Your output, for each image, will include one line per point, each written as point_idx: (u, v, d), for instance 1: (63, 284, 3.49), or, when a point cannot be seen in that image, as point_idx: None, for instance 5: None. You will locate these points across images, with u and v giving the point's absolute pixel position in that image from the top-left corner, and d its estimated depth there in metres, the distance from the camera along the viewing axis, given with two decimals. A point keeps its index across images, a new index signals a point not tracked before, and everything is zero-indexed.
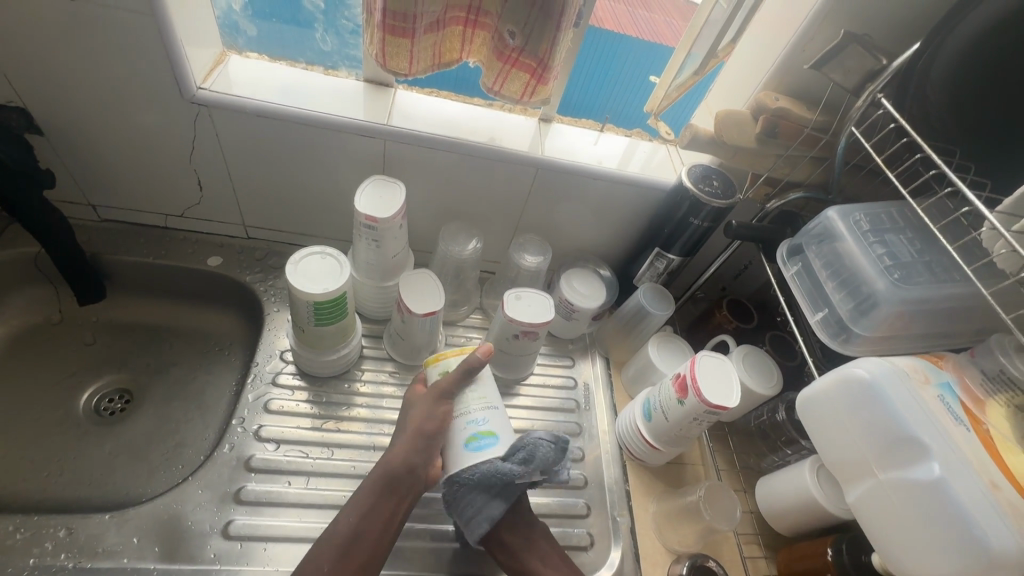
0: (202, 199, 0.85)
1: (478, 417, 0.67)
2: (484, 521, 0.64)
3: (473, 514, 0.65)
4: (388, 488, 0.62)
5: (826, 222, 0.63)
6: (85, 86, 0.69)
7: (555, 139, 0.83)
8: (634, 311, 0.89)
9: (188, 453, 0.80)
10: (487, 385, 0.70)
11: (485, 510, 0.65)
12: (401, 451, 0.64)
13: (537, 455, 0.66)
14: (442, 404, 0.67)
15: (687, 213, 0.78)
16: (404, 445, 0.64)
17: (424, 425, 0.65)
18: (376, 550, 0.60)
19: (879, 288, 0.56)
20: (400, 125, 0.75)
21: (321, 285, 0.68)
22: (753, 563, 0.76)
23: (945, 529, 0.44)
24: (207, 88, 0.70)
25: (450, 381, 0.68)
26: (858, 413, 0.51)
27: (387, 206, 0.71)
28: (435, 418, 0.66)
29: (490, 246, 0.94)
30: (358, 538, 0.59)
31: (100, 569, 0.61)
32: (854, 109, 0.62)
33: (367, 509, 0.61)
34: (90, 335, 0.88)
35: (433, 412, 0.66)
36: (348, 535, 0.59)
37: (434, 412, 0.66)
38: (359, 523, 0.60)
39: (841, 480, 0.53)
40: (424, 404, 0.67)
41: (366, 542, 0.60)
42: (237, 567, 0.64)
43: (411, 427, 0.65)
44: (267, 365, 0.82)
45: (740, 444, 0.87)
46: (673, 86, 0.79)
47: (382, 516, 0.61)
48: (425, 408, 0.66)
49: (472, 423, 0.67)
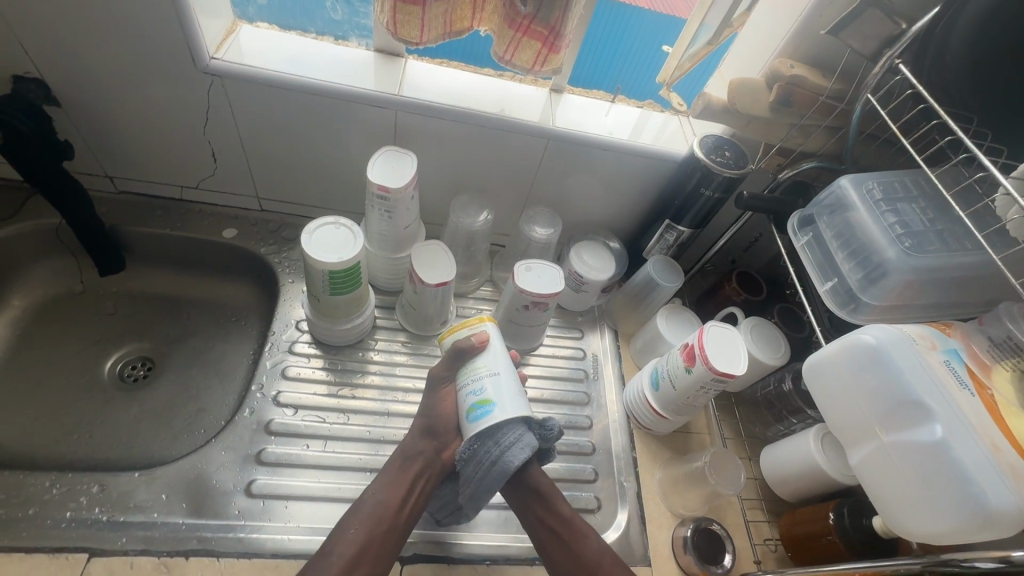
0: (216, 171, 0.86)
1: (477, 387, 0.67)
2: (523, 453, 0.63)
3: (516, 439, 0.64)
4: (403, 469, 0.67)
5: (838, 191, 0.63)
6: (101, 57, 0.69)
7: (566, 109, 0.82)
8: (643, 283, 0.89)
9: (209, 418, 0.83)
10: (498, 360, 0.69)
11: (524, 438, 0.64)
12: (413, 437, 0.70)
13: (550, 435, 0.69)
14: (445, 387, 0.71)
15: (698, 183, 0.78)
16: (415, 430, 0.70)
17: (428, 415, 0.70)
18: (397, 520, 0.63)
19: (889, 256, 0.56)
20: (410, 95, 0.75)
21: (336, 254, 0.69)
22: (755, 526, 0.78)
23: (945, 488, 0.45)
24: (220, 58, 0.71)
25: (442, 366, 0.70)
26: (865, 378, 0.52)
27: (398, 177, 0.72)
28: (443, 404, 0.70)
29: (500, 219, 0.95)
30: (380, 508, 0.63)
31: (131, 522, 0.64)
32: (871, 75, 0.61)
33: (386, 484, 0.65)
34: (112, 305, 0.91)
35: (438, 400, 0.70)
36: (371, 506, 0.63)
37: (438, 396, 0.70)
38: (380, 496, 0.64)
39: (845, 444, 0.55)
40: (429, 391, 0.71)
41: (388, 512, 0.63)
42: (260, 523, 0.67)
43: (420, 414, 0.71)
44: (283, 334, 0.84)
45: (745, 414, 0.88)
46: (686, 56, 0.79)
47: (401, 488, 0.65)
48: (430, 396, 0.71)
49: (472, 394, 0.67)
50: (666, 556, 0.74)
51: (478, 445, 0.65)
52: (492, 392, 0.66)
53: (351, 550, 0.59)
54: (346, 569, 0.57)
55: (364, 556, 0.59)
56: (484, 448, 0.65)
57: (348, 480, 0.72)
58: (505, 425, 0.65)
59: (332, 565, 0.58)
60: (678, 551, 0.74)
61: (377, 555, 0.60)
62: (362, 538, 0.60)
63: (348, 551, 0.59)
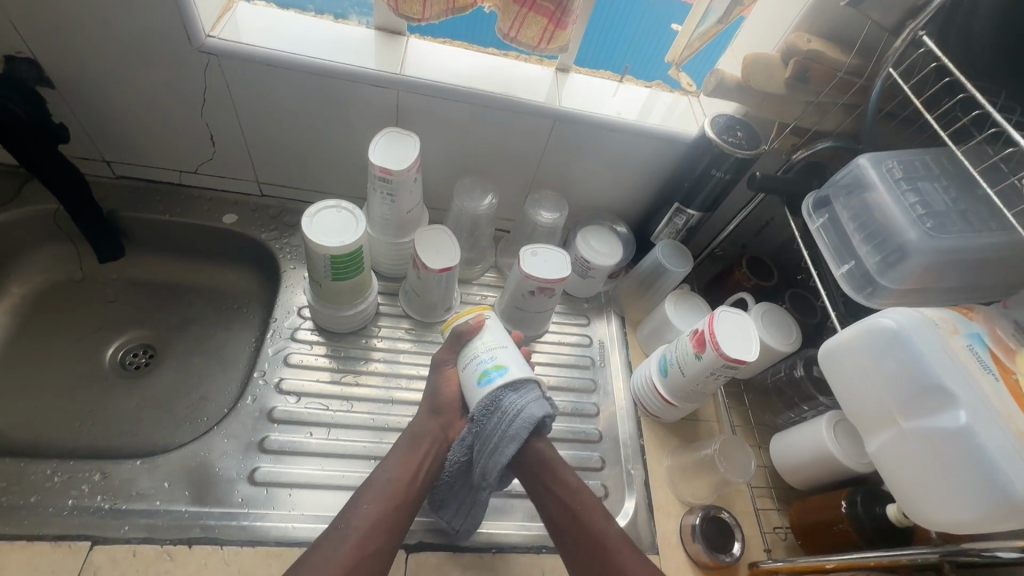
0: (215, 155, 0.85)
1: (488, 355, 0.67)
2: (540, 406, 0.65)
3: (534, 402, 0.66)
4: (415, 443, 0.67)
5: (856, 170, 0.60)
6: (94, 36, 0.67)
7: (573, 89, 0.80)
8: (651, 268, 0.88)
9: (211, 405, 0.82)
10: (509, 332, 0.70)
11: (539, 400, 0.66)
12: (423, 415, 0.70)
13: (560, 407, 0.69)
14: (447, 370, 0.71)
15: (709, 165, 0.75)
16: (425, 407, 0.70)
17: (434, 398, 0.70)
18: (409, 495, 0.63)
19: (910, 237, 0.54)
20: (413, 75, 0.73)
21: (338, 239, 0.67)
22: (765, 514, 0.77)
23: (968, 476, 0.44)
24: (215, 36, 0.69)
25: (444, 350, 0.71)
26: (884, 363, 0.51)
27: (401, 159, 0.70)
28: (448, 385, 0.70)
29: (505, 203, 0.93)
30: (392, 483, 0.63)
31: (134, 510, 0.63)
32: (892, 50, 0.59)
33: (398, 461, 0.65)
34: (112, 293, 0.89)
35: (443, 380, 0.70)
36: (383, 483, 0.63)
37: (442, 377, 0.71)
38: (393, 472, 0.64)
39: (863, 431, 0.53)
40: (433, 372, 0.72)
41: (400, 487, 0.63)
42: (263, 510, 0.66)
43: (427, 394, 0.71)
44: (285, 321, 0.83)
45: (754, 401, 0.87)
46: (696, 34, 0.76)
47: (413, 465, 0.65)
48: (435, 377, 0.71)
49: (483, 362, 0.66)
50: (674, 544, 0.73)
51: (493, 406, 0.65)
52: (505, 357, 0.66)
53: (364, 525, 0.59)
54: (359, 543, 0.57)
55: (377, 529, 0.59)
56: (501, 408, 0.64)
57: (353, 468, 0.72)
58: (517, 383, 0.65)
59: (344, 540, 0.57)
60: (686, 539, 0.73)
61: (390, 530, 0.60)
62: (374, 515, 0.60)
63: (361, 525, 0.58)
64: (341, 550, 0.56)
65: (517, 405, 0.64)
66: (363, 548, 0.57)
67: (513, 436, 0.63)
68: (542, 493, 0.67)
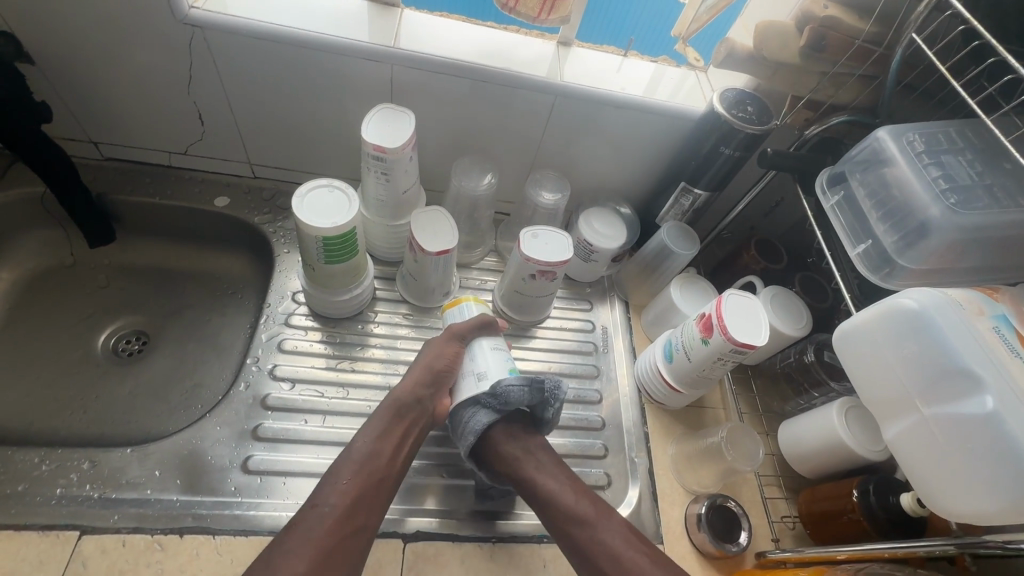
0: (204, 135, 0.82)
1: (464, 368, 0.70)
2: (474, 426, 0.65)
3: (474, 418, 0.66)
4: (398, 416, 0.65)
5: (875, 144, 0.57)
6: (72, 7, 0.64)
7: (575, 63, 0.77)
8: (656, 251, 0.85)
9: (206, 393, 0.80)
10: (479, 350, 0.70)
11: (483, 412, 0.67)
12: (409, 382, 0.67)
13: (513, 398, 0.66)
14: (454, 344, 0.70)
15: (718, 141, 0.72)
16: (413, 376, 0.67)
17: (432, 362, 0.68)
18: (390, 470, 0.61)
19: (933, 214, 0.51)
20: (407, 48, 0.70)
21: (330, 219, 0.65)
22: (773, 503, 0.75)
23: (993, 465, 0.42)
24: (200, 7, 0.66)
25: (466, 326, 0.70)
26: (904, 345, 0.48)
27: (395, 136, 0.67)
28: (443, 356, 0.69)
29: (505, 184, 0.90)
30: (371, 458, 0.61)
31: (124, 500, 0.62)
32: (916, 13, 0.55)
33: (378, 433, 0.63)
34: (103, 278, 0.87)
35: (439, 351, 0.69)
36: (363, 456, 0.61)
37: (438, 348, 0.69)
38: (373, 447, 0.62)
39: (879, 417, 0.51)
40: (432, 342, 0.70)
41: (379, 462, 0.61)
42: (257, 499, 0.65)
43: (420, 361, 0.69)
44: (280, 306, 0.81)
45: (762, 388, 0.85)
46: (703, 9, 0.74)
47: (394, 439, 0.63)
48: (430, 350, 0.70)
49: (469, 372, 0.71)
50: (678, 534, 0.72)
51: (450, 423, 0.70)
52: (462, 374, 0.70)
53: (342, 504, 0.57)
54: (338, 522, 0.55)
55: (358, 506, 0.57)
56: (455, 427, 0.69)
57: None
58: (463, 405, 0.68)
59: (322, 519, 0.55)
60: (691, 528, 0.71)
61: (371, 506, 0.58)
62: (354, 491, 0.58)
63: (341, 504, 0.56)
64: (320, 529, 0.54)
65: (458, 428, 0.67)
66: (343, 527, 0.55)
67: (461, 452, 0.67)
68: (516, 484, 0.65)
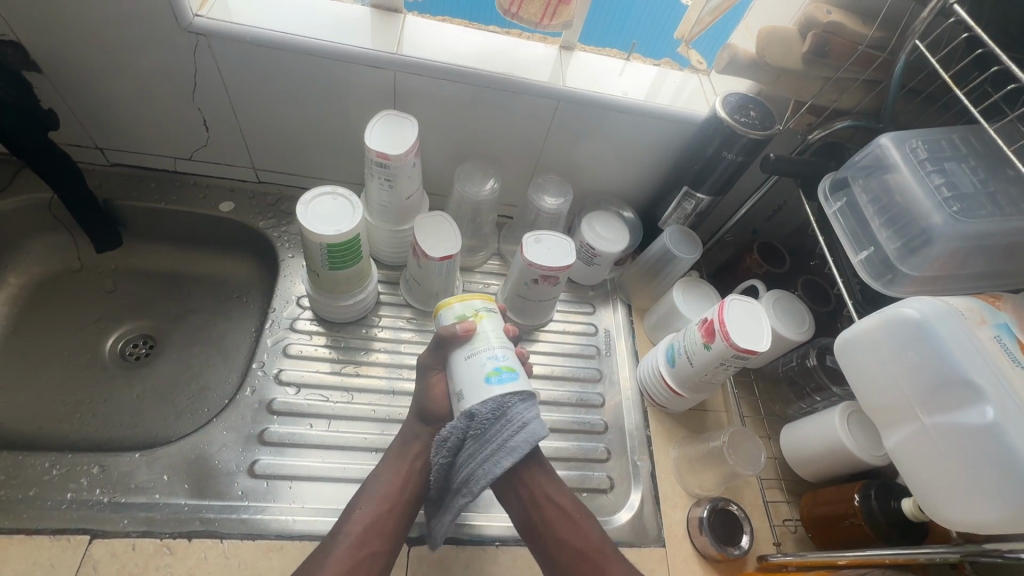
0: (209, 141, 0.82)
1: (489, 356, 0.60)
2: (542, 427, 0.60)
3: (532, 418, 0.59)
4: (403, 447, 0.66)
5: (877, 150, 0.57)
6: (78, 17, 0.64)
7: (578, 68, 0.77)
8: (659, 255, 0.85)
9: (212, 396, 0.81)
10: (457, 364, 0.62)
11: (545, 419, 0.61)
12: (411, 420, 0.68)
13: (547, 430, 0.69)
14: (434, 372, 0.67)
15: (720, 147, 0.72)
16: (414, 411, 0.68)
17: (421, 401, 0.68)
18: (400, 498, 0.63)
19: (935, 222, 0.51)
20: (410, 54, 0.70)
21: (333, 226, 0.65)
22: (775, 507, 0.75)
23: (992, 474, 0.42)
24: (204, 15, 0.66)
25: (429, 354, 0.66)
26: (905, 355, 0.48)
27: (398, 142, 0.67)
28: (433, 391, 0.66)
29: (508, 188, 0.90)
30: (380, 488, 0.63)
31: (133, 504, 0.63)
32: (919, 20, 0.55)
33: (386, 466, 0.65)
34: (110, 283, 0.88)
35: (429, 384, 0.67)
36: (372, 487, 0.63)
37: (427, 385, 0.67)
38: (380, 477, 0.63)
39: (881, 425, 0.51)
40: (420, 380, 0.68)
41: (388, 491, 0.62)
42: (263, 503, 0.66)
43: (417, 395, 0.69)
44: (284, 311, 0.81)
45: (764, 391, 0.85)
46: (706, 10, 0.73)
47: (402, 470, 0.65)
48: (422, 384, 0.68)
49: (489, 360, 0.60)
50: (680, 537, 0.72)
51: (499, 411, 0.58)
52: (474, 372, 0.59)
53: (355, 529, 0.59)
54: (352, 550, 0.57)
55: (372, 532, 0.59)
56: (505, 416, 0.59)
57: (354, 460, 0.70)
58: (522, 392, 0.59)
59: (338, 547, 0.57)
60: (693, 531, 0.71)
61: (385, 534, 0.60)
62: (366, 519, 0.60)
63: (354, 531, 0.58)
64: (336, 557, 0.56)
65: (524, 419, 0.59)
66: (358, 553, 0.57)
67: (513, 451, 0.59)
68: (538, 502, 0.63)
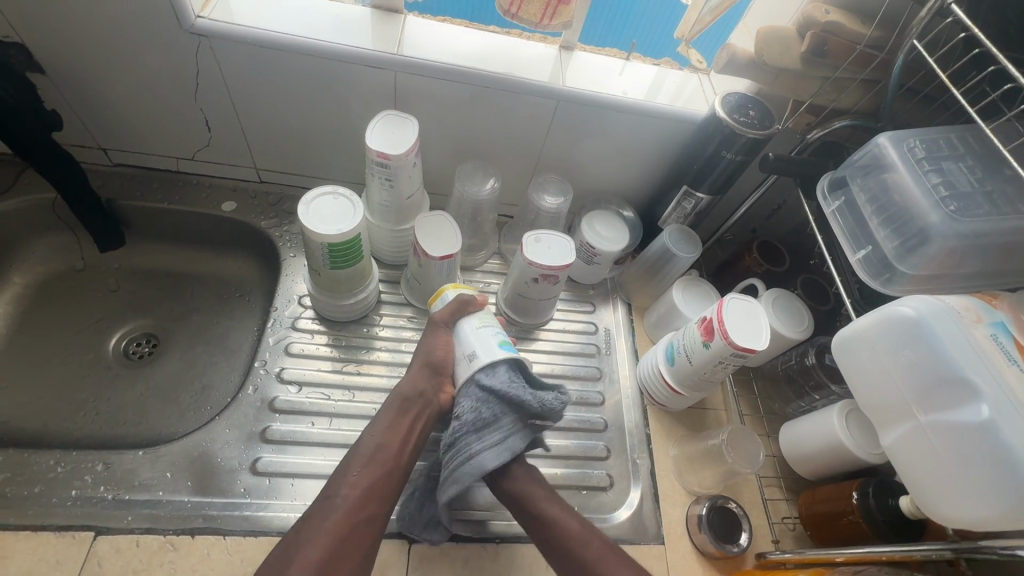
0: (211, 141, 0.83)
1: (497, 329, 0.71)
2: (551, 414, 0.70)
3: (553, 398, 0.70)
4: (403, 408, 0.67)
5: (875, 150, 0.57)
6: (81, 17, 0.65)
7: (578, 67, 0.77)
8: (658, 254, 0.85)
9: (215, 395, 0.81)
10: (467, 329, 0.70)
11: None
12: (412, 377, 0.69)
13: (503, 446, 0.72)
14: (442, 331, 0.72)
15: (719, 146, 0.72)
16: (415, 370, 0.70)
17: (429, 354, 0.71)
18: (399, 461, 0.62)
19: (931, 221, 0.52)
20: (411, 55, 0.70)
21: (335, 226, 0.66)
22: (774, 505, 0.75)
23: (988, 471, 0.42)
24: (206, 16, 0.66)
25: (445, 312, 0.72)
26: (902, 353, 0.49)
27: (399, 143, 0.68)
28: (442, 345, 0.71)
29: (508, 188, 0.91)
30: (380, 449, 0.62)
31: (136, 501, 0.63)
32: (918, 19, 0.55)
33: (385, 426, 0.64)
34: (113, 282, 0.89)
35: (438, 340, 0.71)
36: (371, 448, 0.62)
37: (438, 338, 0.71)
38: (379, 439, 0.63)
39: (878, 423, 0.51)
40: (428, 332, 0.72)
41: (388, 452, 0.62)
42: (265, 501, 0.66)
43: (420, 355, 0.71)
44: (286, 310, 0.82)
45: (764, 390, 0.85)
46: (706, 9, 0.73)
47: (401, 430, 0.65)
48: (427, 341, 0.72)
49: (497, 332, 0.70)
50: (680, 535, 0.72)
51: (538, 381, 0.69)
52: (488, 337, 0.69)
53: (354, 492, 0.58)
54: (353, 511, 0.56)
55: (370, 494, 0.58)
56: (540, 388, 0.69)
57: None
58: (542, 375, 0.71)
59: (338, 508, 0.56)
60: (692, 528, 0.72)
61: (383, 498, 0.59)
62: (364, 482, 0.59)
63: (354, 493, 0.58)
64: (335, 518, 0.55)
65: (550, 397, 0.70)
66: (357, 515, 0.56)
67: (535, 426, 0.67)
68: (525, 495, 0.65)
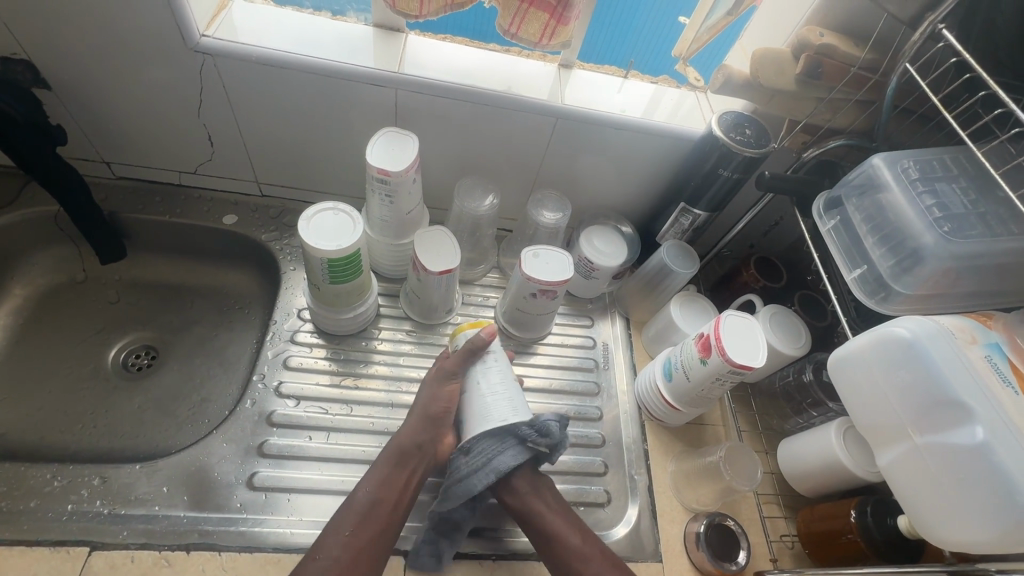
0: (214, 155, 0.84)
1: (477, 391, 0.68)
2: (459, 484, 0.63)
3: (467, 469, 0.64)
4: (400, 462, 0.65)
5: (870, 170, 0.58)
6: (89, 36, 0.66)
7: (577, 86, 0.78)
8: (657, 269, 0.85)
9: (212, 407, 0.81)
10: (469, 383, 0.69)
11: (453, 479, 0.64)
12: (409, 428, 0.67)
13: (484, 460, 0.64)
14: (448, 382, 0.70)
15: (717, 163, 0.73)
16: (413, 421, 0.68)
17: (428, 406, 0.68)
18: (394, 515, 0.62)
19: (926, 242, 0.52)
20: (410, 73, 0.71)
21: (334, 242, 0.66)
22: (772, 522, 0.75)
23: (983, 496, 0.42)
24: (210, 35, 0.67)
25: (455, 360, 0.69)
26: (898, 374, 0.49)
27: (399, 159, 0.68)
28: (445, 398, 0.69)
29: (507, 203, 0.92)
30: (373, 506, 0.61)
31: (132, 515, 0.63)
32: (910, 43, 0.56)
33: (381, 481, 0.63)
34: (114, 295, 0.89)
35: (443, 391, 0.69)
36: (364, 504, 0.61)
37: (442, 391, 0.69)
38: (375, 493, 0.62)
39: (874, 443, 0.52)
40: (434, 381, 0.70)
41: (383, 509, 0.61)
42: (261, 516, 0.66)
43: (419, 406, 0.69)
44: (285, 323, 0.82)
45: (762, 405, 0.85)
46: (703, 28, 0.72)
47: (398, 485, 0.63)
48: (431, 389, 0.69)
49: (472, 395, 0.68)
50: (676, 553, 0.72)
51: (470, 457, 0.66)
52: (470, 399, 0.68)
53: (345, 554, 0.57)
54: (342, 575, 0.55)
55: (362, 555, 0.58)
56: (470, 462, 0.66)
57: (352, 473, 0.71)
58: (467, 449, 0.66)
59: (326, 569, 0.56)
60: (690, 546, 0.72)
61: (373, 557, 0.58)
62: (357, 541, 0.58)
63: (345, 556, 0.57)
64: None
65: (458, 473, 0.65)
66: None
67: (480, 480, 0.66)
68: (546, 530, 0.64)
